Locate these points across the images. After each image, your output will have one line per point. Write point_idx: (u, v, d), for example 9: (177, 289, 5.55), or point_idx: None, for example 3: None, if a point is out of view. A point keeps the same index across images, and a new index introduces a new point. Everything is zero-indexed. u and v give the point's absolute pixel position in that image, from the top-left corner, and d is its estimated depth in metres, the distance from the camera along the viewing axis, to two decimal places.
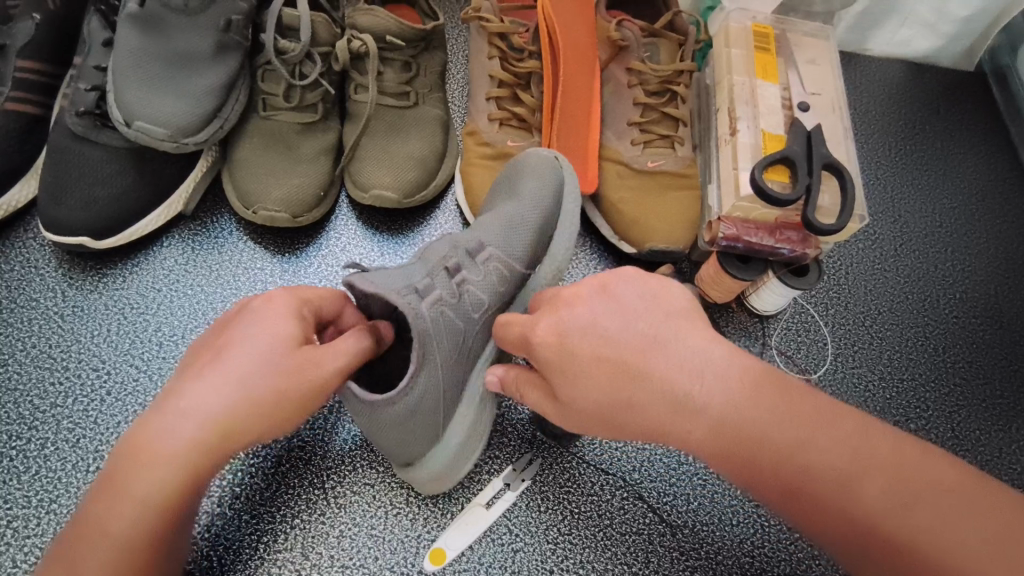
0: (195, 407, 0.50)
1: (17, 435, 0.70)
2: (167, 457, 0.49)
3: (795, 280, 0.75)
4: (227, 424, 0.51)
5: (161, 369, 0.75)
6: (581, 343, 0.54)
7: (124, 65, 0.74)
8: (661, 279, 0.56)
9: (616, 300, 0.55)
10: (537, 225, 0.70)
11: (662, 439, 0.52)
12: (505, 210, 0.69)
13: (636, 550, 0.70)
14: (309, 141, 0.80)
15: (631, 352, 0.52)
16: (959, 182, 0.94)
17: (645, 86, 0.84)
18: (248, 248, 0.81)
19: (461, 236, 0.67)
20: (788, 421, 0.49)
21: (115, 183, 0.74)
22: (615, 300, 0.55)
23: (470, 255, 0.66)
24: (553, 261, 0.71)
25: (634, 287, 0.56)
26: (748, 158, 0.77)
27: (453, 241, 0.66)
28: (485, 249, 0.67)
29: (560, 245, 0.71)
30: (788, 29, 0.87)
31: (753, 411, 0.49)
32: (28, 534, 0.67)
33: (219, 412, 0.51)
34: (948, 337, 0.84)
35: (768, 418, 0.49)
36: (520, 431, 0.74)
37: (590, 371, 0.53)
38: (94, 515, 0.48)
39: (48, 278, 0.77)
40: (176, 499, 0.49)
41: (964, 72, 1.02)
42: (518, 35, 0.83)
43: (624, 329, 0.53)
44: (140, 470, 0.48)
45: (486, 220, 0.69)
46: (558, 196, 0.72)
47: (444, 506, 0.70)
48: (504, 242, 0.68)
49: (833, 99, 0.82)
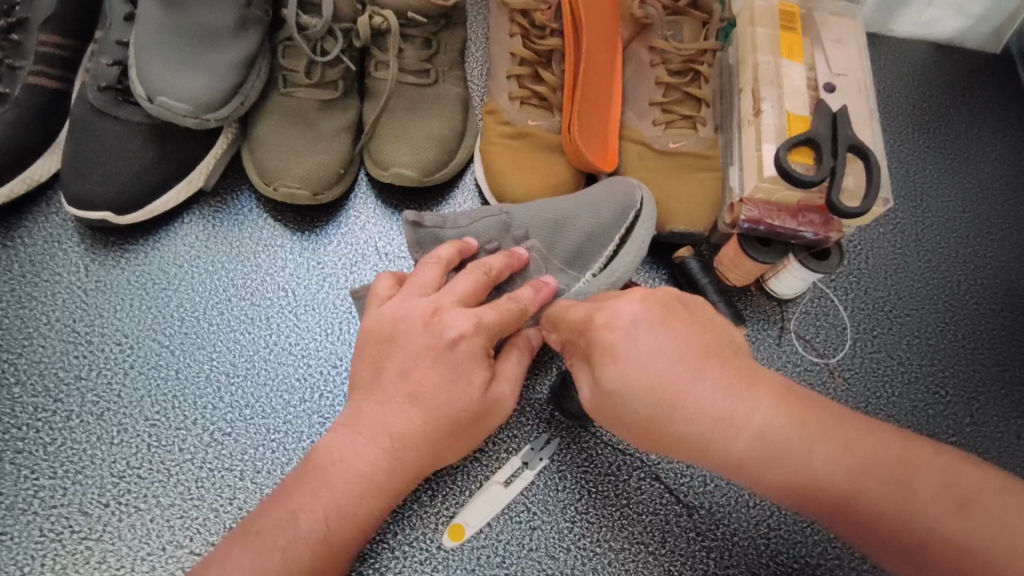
0: (391, 427, 0.56)
1: (44, 407, 0.72)
2: (354, 469, 0.56)
3: (816, 263, 0.75)
4: (401, 445, 0.56)
5: (183, 343, 0.75)
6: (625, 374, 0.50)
7: (147, 39, 0.73)
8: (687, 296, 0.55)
9: (669, 329, 0.51)
10: (585, 234, 0.69)
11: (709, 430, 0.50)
12: (563, 203, 0.70)
13: (653, 530, 0.70)
14: (329, 118, 0.79)
15: (658, 366, 0.50)
16: (983, 166, 0.93)
17: (668, 65, 0.83)
18: (268, 225, 0.81)
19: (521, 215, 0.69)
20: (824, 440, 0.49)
21: (136, 159, 0.75)
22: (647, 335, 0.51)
23: (513, 241, 0.69)
24: (611, 272, 0.68)
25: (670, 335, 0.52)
26: (772, 138, 0.76)
27: (509, 214, 0.69)
28: (529, 239, 0.69)
29: (620, 262, 0.68)
30: (814, 8, 0.85)
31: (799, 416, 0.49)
32: (55, 503, 0.68)
33: (393, 432, 0.56)
34: (969, 323, 0.84)
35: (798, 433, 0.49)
36: (537, 411, 0.74)
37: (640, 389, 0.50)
38: (266, 523, 0.54)
39: (71, 253, 0.77)
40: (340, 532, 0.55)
41: (991, 53, 1.00)
42: (541, 13, 0.83)
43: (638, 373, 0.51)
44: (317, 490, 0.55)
45: (541, 205, 0.70)
46: (624, 219, 0.70)
47: (459, 483, 0.71)
48: (550, 242, 0.69)
49: (859, 80, 0.80)
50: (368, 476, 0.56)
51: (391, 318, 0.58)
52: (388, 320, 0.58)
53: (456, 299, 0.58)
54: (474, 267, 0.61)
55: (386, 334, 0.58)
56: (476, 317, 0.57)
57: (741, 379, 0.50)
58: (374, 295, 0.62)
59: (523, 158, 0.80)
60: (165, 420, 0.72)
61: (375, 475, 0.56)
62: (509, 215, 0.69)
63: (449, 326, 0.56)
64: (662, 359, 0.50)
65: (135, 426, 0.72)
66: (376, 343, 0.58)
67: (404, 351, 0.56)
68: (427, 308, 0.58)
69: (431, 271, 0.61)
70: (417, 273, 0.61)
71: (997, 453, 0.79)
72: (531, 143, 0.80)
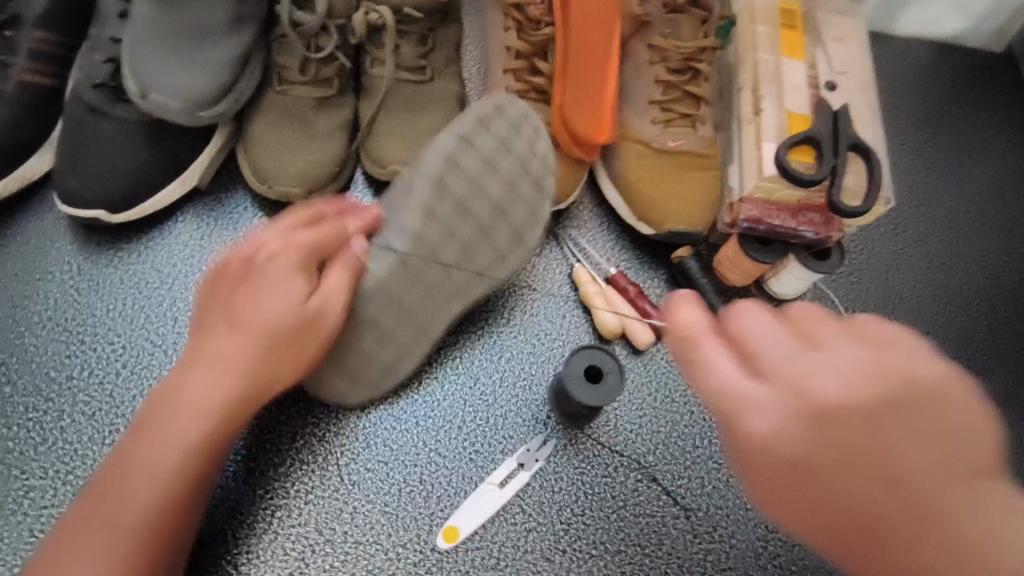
0: None
1: (35, 407, 0.71)
2: (190, 408, 0.58)
3: (817, 263, 0.74)
4: None
5: (176, 343, 0.75)
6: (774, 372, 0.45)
7: (140, 36, 0.73)
8: (929, 345, 0.47)
9: (772, 322, 0.48)
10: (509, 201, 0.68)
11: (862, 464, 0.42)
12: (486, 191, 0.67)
13: (650, 532, 0.69)
14: (324, 116, 0.78)
15: (776, 361, 0.46)
16: (986, 165, 0.92)
17: (667, 63, 0.82)
18: (263, 224, 0.80)
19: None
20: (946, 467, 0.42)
21: (129, 157, 0.74)
22: (766, 329, 0.48)
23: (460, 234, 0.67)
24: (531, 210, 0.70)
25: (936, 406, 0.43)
26: (772, 137, 0.75)
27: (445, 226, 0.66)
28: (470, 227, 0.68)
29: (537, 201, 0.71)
30: (815, 5, 0.84)
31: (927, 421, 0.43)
32: (45, 504, 0.67)
33: None
34: (971, 323, 0.83)
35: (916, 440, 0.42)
36: (533, 412, 0.73)
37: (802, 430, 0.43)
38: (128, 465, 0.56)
39: (63, 252, 0.77)
40: (167, 485, 0.56)
41: (995, 52, 0.99)
42: (534, 7, 0.82)
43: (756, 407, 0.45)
44: (161, 436, 0.57)
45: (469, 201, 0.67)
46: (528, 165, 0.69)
47: (402, 441, 0.71)
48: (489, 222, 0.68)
49: (861, 79, 0.79)
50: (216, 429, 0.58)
51: (235, 268, 0.62)
52: (273, 265, 0.62)
53: (278, 274, 0.61)
54: (337, 225, 0.66)
55: (228, 294, 0.62)
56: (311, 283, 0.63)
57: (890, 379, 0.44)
58: (228, 251, 0.65)
59: None
60: None
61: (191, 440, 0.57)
62: (442, 209, 0.66)
63: (284, 283, 0.61)
64: (787, 352, 0.46)
65: (126, 427, 0.71)
66: (242, 281, 0.62)
67: (259, 305, 0.60)
68: (288, 271, 0.62)
69: (330, 227, 0.65)
70: (268, 233, 0.64)
71: None
72: None
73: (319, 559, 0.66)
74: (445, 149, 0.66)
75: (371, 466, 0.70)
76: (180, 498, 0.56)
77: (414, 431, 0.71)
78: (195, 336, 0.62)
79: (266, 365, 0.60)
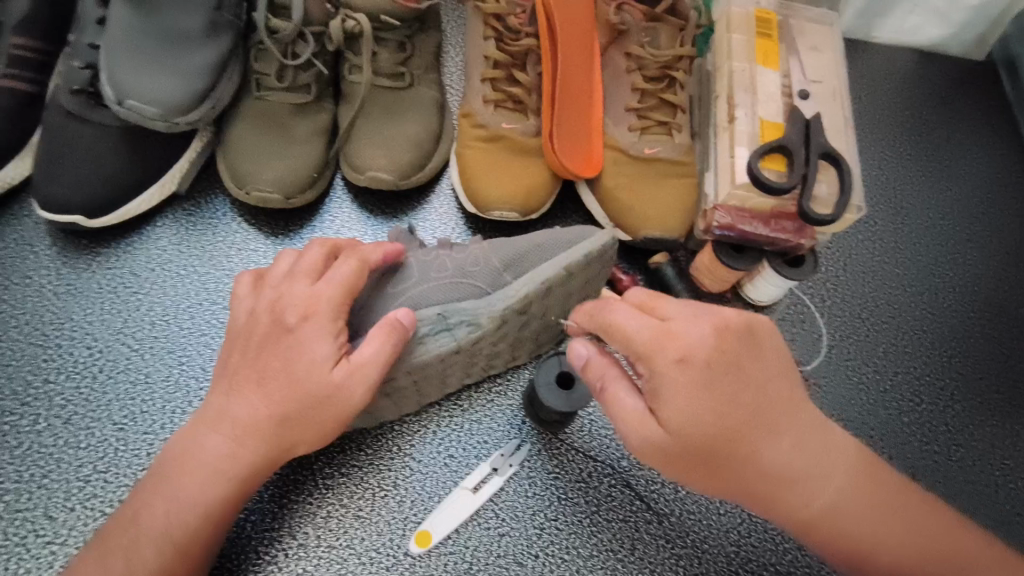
0: None
1: (11, 410, 0.71)
2: (217, 456, 0.59)
3: (791, 270, 0.75)
4: None
5: (153, 348, 0.75)
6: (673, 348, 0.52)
7: (117, 43, 0.73)
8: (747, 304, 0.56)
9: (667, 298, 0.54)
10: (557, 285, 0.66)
11: (733, 415, 0.53)
12: (537, 275, 0.65)
13: (623, 537, 0.70)
14: (303, 123, 0.79)
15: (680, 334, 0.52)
16: (964, 173, 0.93)
17: (644, 71, 0.83)
18: (241, 229, 0.81)
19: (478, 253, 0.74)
20: (779, 408, 0.55)
21: (108, 162, 0.75)
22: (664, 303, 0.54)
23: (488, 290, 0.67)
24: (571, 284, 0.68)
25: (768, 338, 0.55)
26: (745, 145, 0.76)
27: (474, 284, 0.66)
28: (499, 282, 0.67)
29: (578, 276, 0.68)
30: (791, 15, 0.85)
31: (762, 365, 0.54)
32: (19, 507, 0.68)
33: None
34: (945, 330, 0.84)
35: (763, 392, 0.54)
36: (509, 417, 0.74)
37: (695, 392, 0.52)
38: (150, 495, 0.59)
39: (42, 256, 0.77)
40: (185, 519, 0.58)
41: (975, 61, 1.00)
42: (515, 17, 0.82)
43: (651, 337, 0.52)
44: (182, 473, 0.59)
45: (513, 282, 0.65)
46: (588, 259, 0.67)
47: (394, 463, 0.71)
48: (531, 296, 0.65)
49: (834, 88, 0.80)
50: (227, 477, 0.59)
51: (256, 310, 0.62)
52: (299, 310, 0.60)
53: (313, 326, 0.59)
54: (355, 265, 0.62)
55: (255, 345, 0.60)
56: (343, 347, 0.60)
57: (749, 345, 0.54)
58: (241, 288, 0.64)
59: (498, 162, 0.80)
60: (132, 424, 0.72)
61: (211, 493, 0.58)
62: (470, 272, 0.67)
63: (316, 346, 0.59)
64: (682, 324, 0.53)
65: (103, 430, 0.71)
66: (273, 334, 0.60)
67: (287, 370, 0.59)
68: (323, 334, 0.59)
69: (348, 271, 0.61)
70: (291, 286, 0.61)
71: (973, 462, 0.78)
72: (506, 147, 0.80)
73: (293, 563, 0.67)
74: (547, 268, 0.65)
75: (346, 470, 0.70)
76: (193, 540, 0.58)
77: (390, 436, 0.72)
78: (220, 389, 0.61)
79: (287, 432, 0.59)
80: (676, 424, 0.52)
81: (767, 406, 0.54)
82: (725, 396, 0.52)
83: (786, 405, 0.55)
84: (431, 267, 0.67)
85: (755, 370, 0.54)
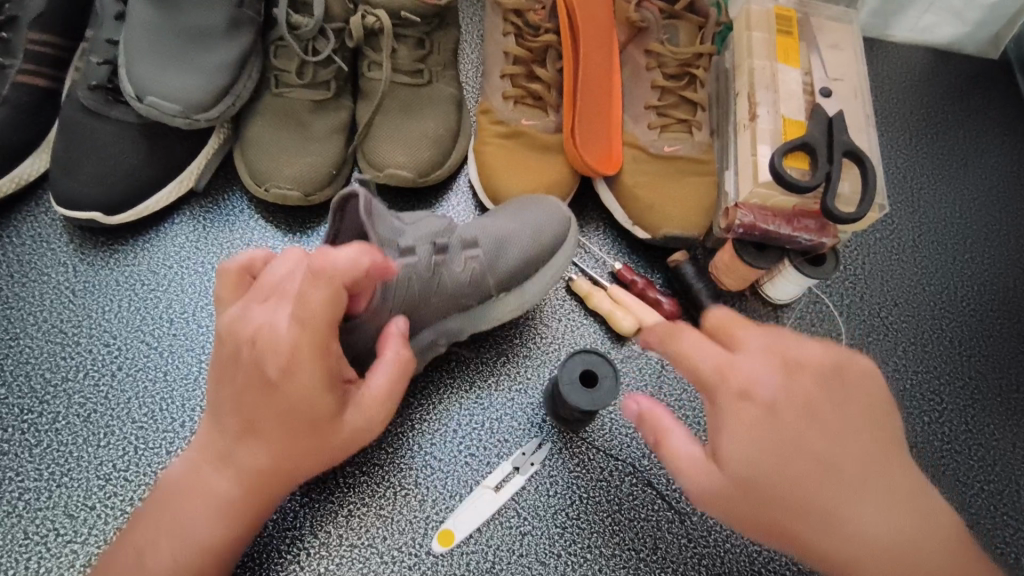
0: None
1: (29, 409, 0.71)
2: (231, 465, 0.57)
3: (811, 269, 0.74)
4: None
5: (171, 345, 0.75)
6: (742, 378, 0.51)
7: (137, 38, 0.73)
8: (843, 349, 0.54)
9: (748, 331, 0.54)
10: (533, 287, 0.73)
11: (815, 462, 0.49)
12: (523, 294, 0.72)
13: (645, 536, 0.70)
14: (322, 119, 0.79)
15: (749, 365, 0.52)
16: (981, 172, 0.92)
17: (663, 69, 0.83)
18: (259, 226, 0.80)
19: (461, 227, 0.70)
20: (875, 471, 0.49)
21: (126, 159, 0.74)
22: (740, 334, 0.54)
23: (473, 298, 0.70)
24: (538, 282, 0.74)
25: (864, 373, 0.52)
26: (767, 143, 0.76)
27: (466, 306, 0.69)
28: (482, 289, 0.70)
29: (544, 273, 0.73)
30: (811, 13, 0.84)
31: (855, 418, 0.50)
32: (39, 506, 0.67)
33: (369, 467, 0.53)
34: (965, 330, 0.83)
35: (855, 447, 0.49)
36: (529, 415, 0.73)
37: (761, 427, 0.50)
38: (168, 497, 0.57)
39: (59, 253, 0.77)
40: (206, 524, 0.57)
41: (990, 59, 0.99)
42: (534, 14, 0.82)
43: (739, 369, 0.51)
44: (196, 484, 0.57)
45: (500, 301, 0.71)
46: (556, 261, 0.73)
47: (415, 462, 0.71)
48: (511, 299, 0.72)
49: (855, 86, 0.79)
50: (232, 512, 0.56)
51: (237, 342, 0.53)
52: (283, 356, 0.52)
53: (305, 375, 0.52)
54: (328, 289, 0.53)
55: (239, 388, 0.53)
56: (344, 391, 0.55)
57: (835, 388, 0.51)
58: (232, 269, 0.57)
59: (517, 160, 0.79)
60: (152, 423, 0.71)
61: (213, 531, 0.56)
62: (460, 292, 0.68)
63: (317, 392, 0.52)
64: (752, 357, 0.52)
65: (122, 429, 0.71)
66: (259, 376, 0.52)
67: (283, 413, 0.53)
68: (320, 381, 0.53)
69: (321, 299, 0.53)
70: (269, 321, 0.53)
71: (993, 461, 0.78)
72: (526, 144, 0.80)
73: (315, 563, 0.66)
74: (532, 287, 0.72)
75: (367, 469, 0.70)
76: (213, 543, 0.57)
77: (410, 434, 0.72)
78: None
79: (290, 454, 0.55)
80: (739, 459, 0.49)
81: (860, 462, 0.49)
82: (798, 435, 0.49)
83: (896, 458, 0.50)
84: (429, 293, 0.66)
85: (842, 416, 0.50)
